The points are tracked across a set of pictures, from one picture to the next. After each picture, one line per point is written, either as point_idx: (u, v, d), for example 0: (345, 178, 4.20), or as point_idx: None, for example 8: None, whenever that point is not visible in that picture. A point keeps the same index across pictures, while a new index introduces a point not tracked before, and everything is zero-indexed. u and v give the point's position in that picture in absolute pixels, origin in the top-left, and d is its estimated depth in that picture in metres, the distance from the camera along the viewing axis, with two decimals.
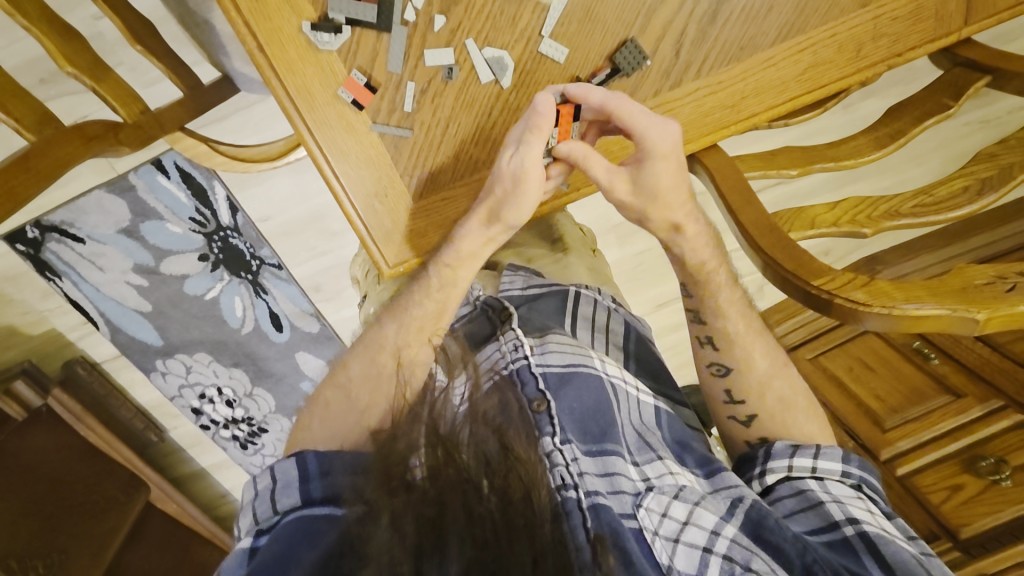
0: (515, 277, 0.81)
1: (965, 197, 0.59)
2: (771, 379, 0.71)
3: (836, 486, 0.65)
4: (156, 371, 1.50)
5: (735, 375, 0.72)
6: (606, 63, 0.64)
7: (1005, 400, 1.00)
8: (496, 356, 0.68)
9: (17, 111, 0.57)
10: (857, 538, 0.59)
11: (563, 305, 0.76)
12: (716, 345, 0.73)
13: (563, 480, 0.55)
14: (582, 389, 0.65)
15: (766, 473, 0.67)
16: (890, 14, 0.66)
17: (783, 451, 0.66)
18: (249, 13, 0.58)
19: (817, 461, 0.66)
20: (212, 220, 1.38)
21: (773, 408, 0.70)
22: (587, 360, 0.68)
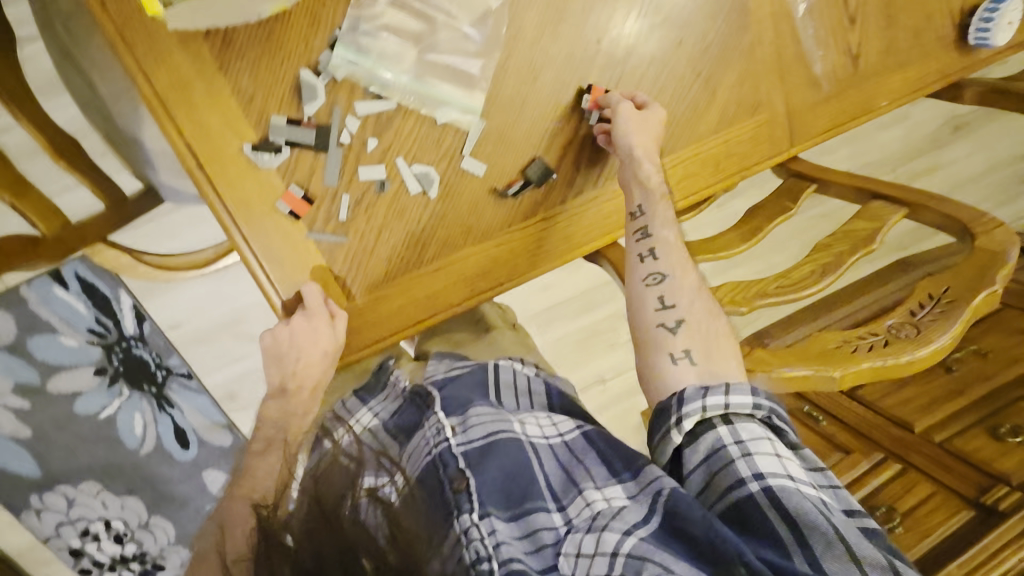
0: (439, 363, 0.87)
1: (812, 279, 0.73)
2: (697, 293, 0.73)
3: (745, 425, 0.65)
4: (29, 509, 1.31)
5: (670, 282, 0.73)
6: (519, 176, 0.74)
7: (885, 451, 1.16)
8: (422, 442, 0.76)
9: None
10: (763, 494, 0.60)
11: (486, 378, 0.83)
12: (656, 255, 0.74)
13: (478, 554, 0.61)
14: (505, 455, 0.72)
15: (683, 420, 0.65)
16: (738, 138, 0.82)
17: (696, 395, 0.66)
18: (192, 136, 0.62)
19: (728, 398, 0.65)
20: (113, 330, 1.33)
21: (699, 320, 0.71)
22: (507, 424, 0.76)
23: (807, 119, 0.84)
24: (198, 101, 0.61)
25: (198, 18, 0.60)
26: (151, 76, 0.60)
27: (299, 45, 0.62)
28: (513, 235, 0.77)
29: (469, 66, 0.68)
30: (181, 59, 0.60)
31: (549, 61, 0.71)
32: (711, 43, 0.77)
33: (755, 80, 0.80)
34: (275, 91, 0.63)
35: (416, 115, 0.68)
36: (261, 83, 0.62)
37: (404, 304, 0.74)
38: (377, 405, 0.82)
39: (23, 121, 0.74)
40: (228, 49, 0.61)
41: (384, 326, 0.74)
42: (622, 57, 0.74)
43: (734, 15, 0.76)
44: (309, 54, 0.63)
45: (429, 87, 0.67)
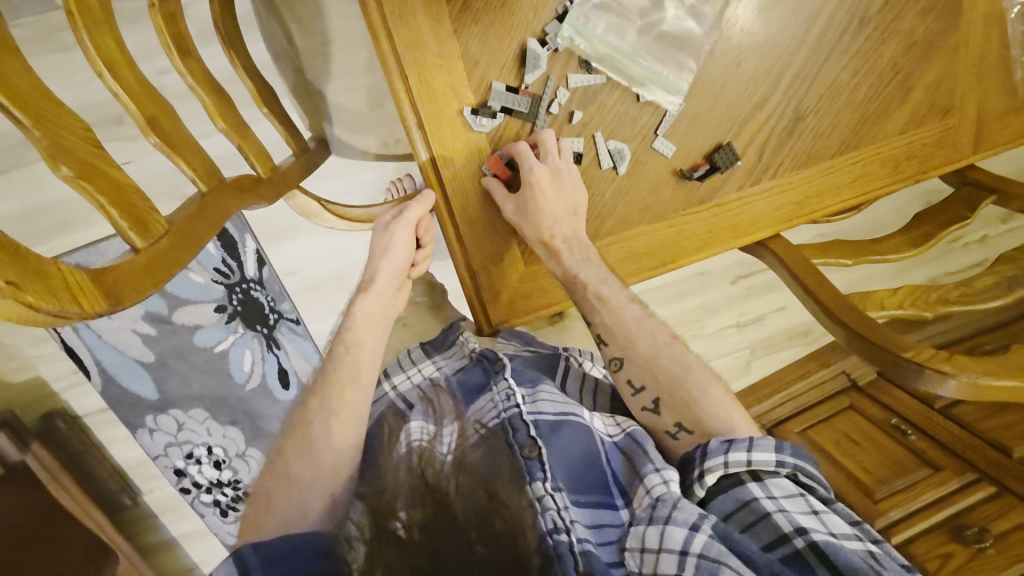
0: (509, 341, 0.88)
1: (995, 293, 0.72)
2: (657, 356, 0.75)
3: (776, 483, 0.67)
4: (143, 428, 1.41)
5: (628, 364, 0.76)
6: (704, 160, 0.75)
7: (978, 473, 1.17)
8: (491, 404, 0.78)
9: (195, 162, 0.61)
10: (809, 551, 0.61)
11: (553, 365, 0.87)
12: (605, 340, 0.78)
13: (554, 524, 0.60)
14: (570, 441, 0.72)
15: (705, 474, 0.67)
16: (921, 140, 0.81)
17: (719, 448, 0.67)
18: (418, 94, 0.65)
19: (751, 453, 0.66)
20: (236, 271, 1.40)
21: (669, 388, 0.74)
22: (576, 410, 0.76)
23: (993, 127, 0.82)
24: (430, 62, 0.64)
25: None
26: (394, 37, 0.62)
27: (529, 14, 0.64)
28: (687, 218, 0.78)
29: (680, 49, 0.68)
30: (423, 21, 0.63)
31: (756, 48, 0.71)
32: (918, 41, 0.74)
33: (951, 82, 0.78)
34: (499, 59, 0.65)
35: (621, 92, 0.69)
36: (488, 49, 0.65)
37: None
38: (440, 359, 0.88)
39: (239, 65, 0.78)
40: (465, 15, 0.63)
41: (553, 294, 0.78)
42: (827, 48, 0.73)
43: (948, 13, 0.74)
44: (536, 25, 0.65)
45: (641, 65, 0.68)
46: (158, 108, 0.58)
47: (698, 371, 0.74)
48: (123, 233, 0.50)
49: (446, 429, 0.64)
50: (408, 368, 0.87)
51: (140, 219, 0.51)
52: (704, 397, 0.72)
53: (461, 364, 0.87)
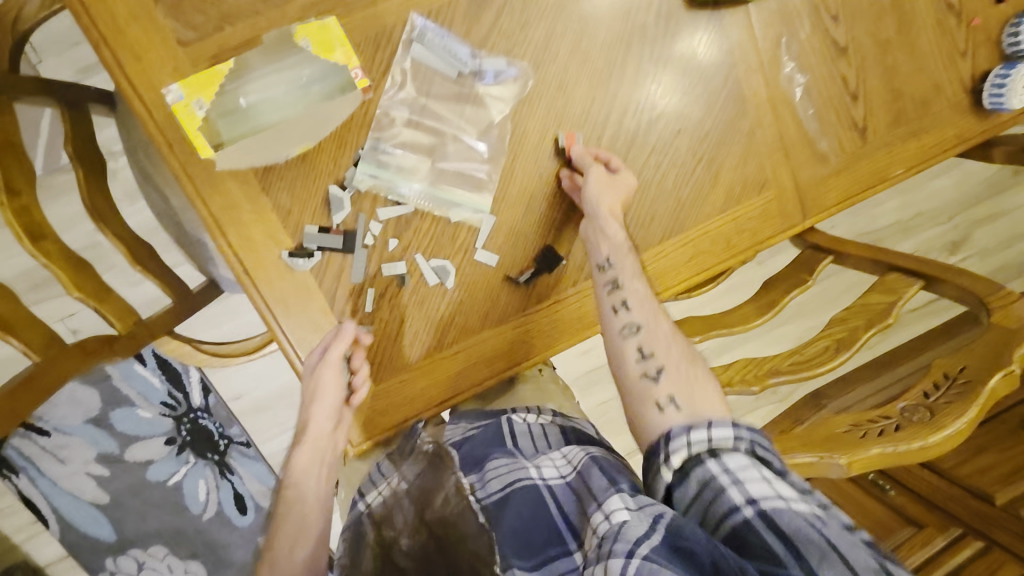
0: (457, 426, 0.87)
1: (827, 354, 0.72)
2: (698, 382, 0.69)
3: (732, 458, 0.62)
4: (104, 571, 1.44)
5: (674, 382, 0.69)
6: (530, 264, 0.80)
7: (963, 526, 1.08)
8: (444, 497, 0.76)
9: (27, 337, 0.67)
10: (756, 520, 0.56)
11: (500, 432, 0.83)
12: (639, 328, 0.72)
13: None
14: (521, 508, 0.73)
15: (672, 457, 0.63)
16: (745, 215, 0.84)
17: (680, 432, 0.64)
18: (239, 247, 0.71)
19: (711, 432, 0.63)
20: (183, 402, 1.45)
21: (700, 400, 0.67)
22: (523, 473, 0.77)
23: (817, 191, 0.86)
24: (246, 218, 0.71)
25: (242, 160, 0.68)
26: (208, 202, 0.70)
27: (329, 164, 0.71)
28: (528, 317, 0.81)
29: (477, 173, 0.75)
30: (232, 185, 0.70)
31: (550, 162, 0.77)
32: (709, 131, 0.80)
33: (757, 160, 0.82)
34: (309, 205, 0.72)
35: (431, 216, 0.75)
36: (297, 199, 0.72)
37: (426, 386, 0.80)
38: (405, 468, 0.81)
39: (110, 234, 0.87)
40: (269, 174, 0.70)
41: (407, 409, 0.80)
42: (623, 150, 0.79)
43: (731, 103, 0.80)
44: (337, 171, 0.72)
45: (443, 192, 0.74)
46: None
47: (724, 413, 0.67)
48: None
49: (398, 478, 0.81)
50: (380, 482, 0.81)
51: None
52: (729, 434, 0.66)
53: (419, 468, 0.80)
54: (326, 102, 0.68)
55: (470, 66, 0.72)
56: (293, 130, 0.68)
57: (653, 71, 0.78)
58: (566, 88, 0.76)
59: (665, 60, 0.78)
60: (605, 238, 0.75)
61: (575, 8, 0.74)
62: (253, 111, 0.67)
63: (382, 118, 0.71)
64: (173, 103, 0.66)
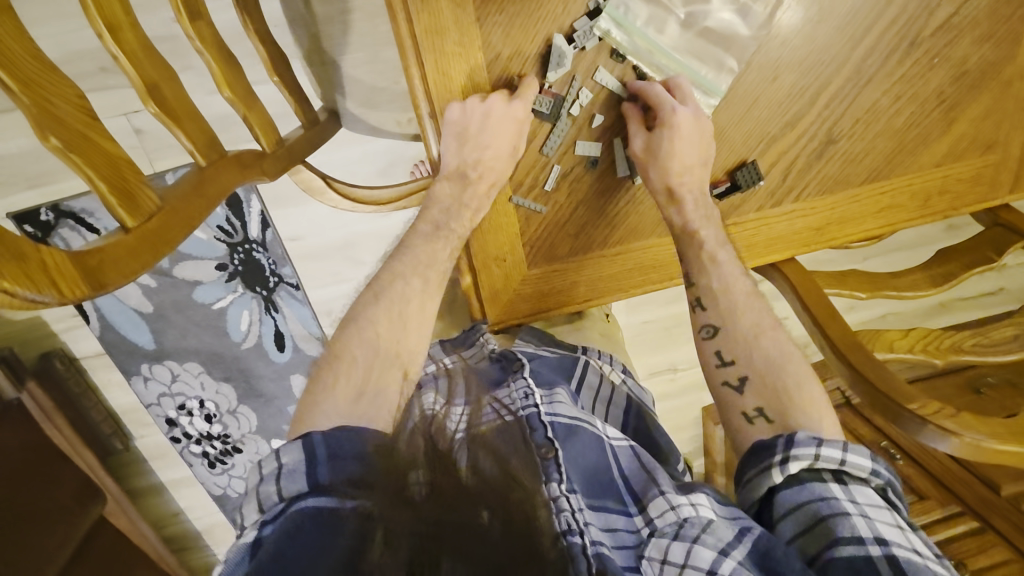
0: (529, 338, 0.83)
1: (1013, 345, 0.69)
2: (758, 339, 0.67)
3: (859, 488, 0.59)
4: (139, 375, 1.46)
5: (724, 334, 0.68)
6: (726, 177, 0.72)
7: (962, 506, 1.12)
8: (509, 399, 0.69)
9: (193, 133, 0.59)
10: (885, 560, 0.53)
11: (573, 370, 0.81)
12: (705, 305, 0.70)
13: (568, 524, 0.51)
14: (583, 451, 0.67)
15: (789, 461, 0.58)
16: (955, 176, 0.77)
17: (808, 440, 0.58)
18: (434, 84, 0.62)
19: (845, 453, 0.58)
20: (240, 230, 1.37)
21: (763, 369, 0.65)
22: (591, 422, 0.70)
23: None
24: (450, 50, 0.60)
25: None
26: (413, 20, 0.59)
27: (557, 6, 0.60)
28: None
29: (720, 47, 0.64)
30: (444, 5, 0.58)
31: (790, 64, 0.67)
32: (969, 69, 0.70)
33: (1000, 116, 0.73)
34: (523, 51, 0.62)
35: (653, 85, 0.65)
36: (511, 40, 0.61)
37: (578, 282, 0.76)
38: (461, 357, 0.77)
39: (251, 28, 0.75)
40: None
41: (554, 299, 0.77)
42: (871, 70, 0.68)
43: (1004, 44, 0.69)
44: (564, 18, 0.61)
45: (677, 59, 0.63)
46: (160, 75, 0.56)
47: (800, 363, 0.65)
48: (110, 208, 0.48)
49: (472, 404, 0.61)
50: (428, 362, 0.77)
51: (129, 193, 0.49)
52: (804, 391, 0.63)
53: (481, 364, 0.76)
54: None
55: None
56: None
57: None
58: None
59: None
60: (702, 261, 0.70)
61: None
62: None
63: None
64: None
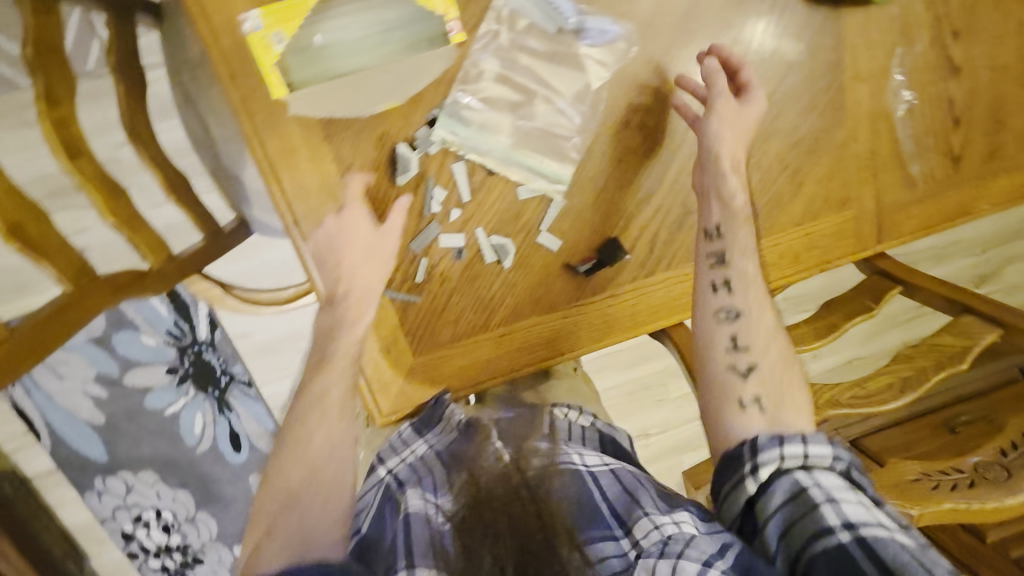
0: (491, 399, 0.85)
1: (890, 394, 0.69)
2: (771, 328, 0.71)
3: (824, 474, 0.62)
4: (93, 489, 1.45)
5: (744, 318, 0.70)
6: (592, 254, 0.75)
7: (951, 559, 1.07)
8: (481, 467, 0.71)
9: (61, 265, 0.63)
10: (854, 544, 0.56)
11: (535, 420, 0.84)
12: (730, 286, 0.70)
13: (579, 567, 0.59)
14: (567, 485, 0.70)
15: (758, 467, 0.63)
16: (820, 231, 0.80)
17: (769, 444, 0.64)
18: (293, 198, 0.66)
19: (807, 446, 0.64)
20: (188, 334, 1.39)
21: (772, 365, 0.69)
22: (569, 457, 0.74)
23: (896, 218, 0.81)
24: (303, 165, 0.65)
25: (318, 106, 0.64)
26: (265, 144, 0.64)
27: (399, 120, 0.66)
28: (579, 310, 0.77)
29: (562, 142, 0.69)
30: (293, 129, 0.64)
31: (633, 149, 0.72)
32: (802, 137, 0.75)
33: (844, 175, 0.77)
34: (371, 161, 0.66)
35: (502, 181, 0.69)
36: (360, 152, 0.66)
37: (466, 364, 0.77)
38: (433, 436, 0.78)
39: (144, 157, 0.81)
40: (335, 122, 0.65)
41: (444, 383, 0.77)
42: None
43: (830, 112, 0.74)
44: (406, 128, 0.66)
45: (522, 157, 0.68)
46: (26, 216, 0.59)
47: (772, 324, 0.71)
48: None
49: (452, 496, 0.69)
50: (402, 449, 0.79)
51: None
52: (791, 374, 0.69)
53: (451, 438, 0.78)
54: (412, 56, 0.64)
55: (571, 22, 0.66)
56: (375, 80, 0.64)
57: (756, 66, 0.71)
58: (662, 71, 0.70)
59: (767, 48, 0.71)
60: (722, 203, 0.70)
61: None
62: (335, 53, 0.63)
63: (471, 69, 0.66)
64: (251, 33, 0.61)
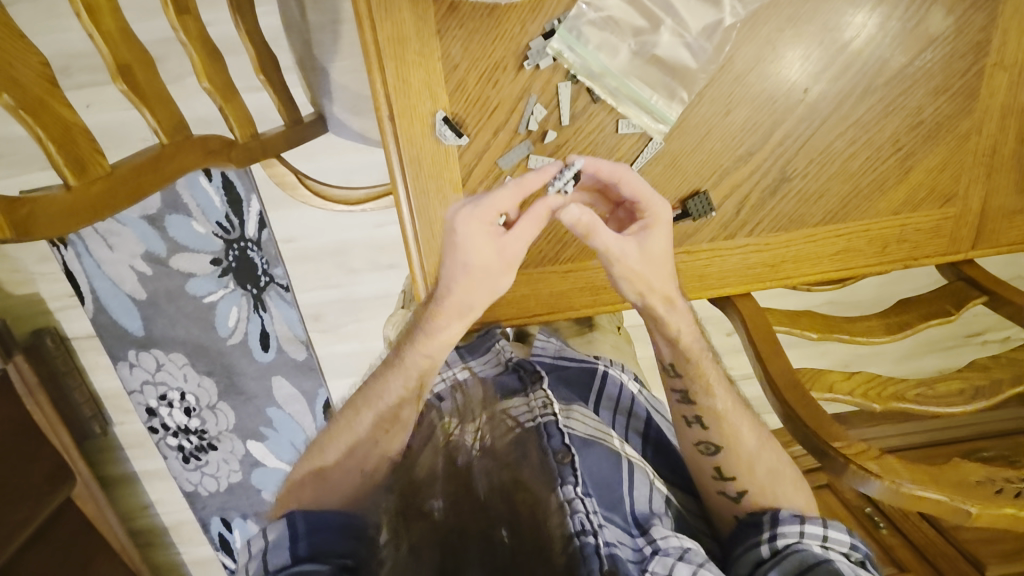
0: (548, 342, 0.96)
1: (960, 398, 0.67)
2: (758, 453, 0.78)
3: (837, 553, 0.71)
4: (125, 361, 1.48)
5: (724, 454, 0.77)
6: (677, 204, 0.73)
7: None
8: (525, 408, 0.78)
9: (160, 115, 0.63)
10: None
11: (591, 382, 0.91)
12: (705, 424, 0.78)
13: (582, 525, 0.62)
14: (597, 462, 0.77)
15: (777, 536, 0.72)
16: (914, 225, 0.76)
17: (791, 519, 0.73)
18: (394, 90, 0.65)
19: (804, 526, 0.72)
20: (237, 229, 1.39)
21: (754, 474, 0.77)
22: (606, 437, 0.81)
23: (997, 225, 0.77)
24: (409, 58, 0.64)
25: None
26: (376, 27, 0.62)
27: (515, 26, 0.63)
28: None
29: (676, 79, 0.65)
30: (407, 17, 0.62)
31: (744, 100, 0.68)
32: (923, 120, 0.71)
33: (956, 170, 0.73)
34: (480, 65, 0.64)
35: (605, 110, 0.67)
36: (469, 54, 0.64)
37: (527, 294, 0.76)
38: (475, 362, 0.88)
39: (241, 29, 0.79)
40: (451, 17, 0.62)
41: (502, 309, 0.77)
42: (824, 112, 0.70)
43: (961, 98, 0.70)
44: (521, 37, 0.64)
45: (632, 87, 0.65)
46: (135, 59, 0.59)
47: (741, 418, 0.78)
48: (56, 166, 0.51)
49: (479, 428, 0.71)
50: (447, 370, 0.87)
51: (78, 158, 0.52)
52: (785, 479, 0.78)
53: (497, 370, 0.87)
54: None
55: None
56: None
57: (894, 33, 0.67)
58: (795, 21, 0.65)
59: (913, 15, 0.66)
60: (671, 345, 0.77)
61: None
62: None
63: None
64: None
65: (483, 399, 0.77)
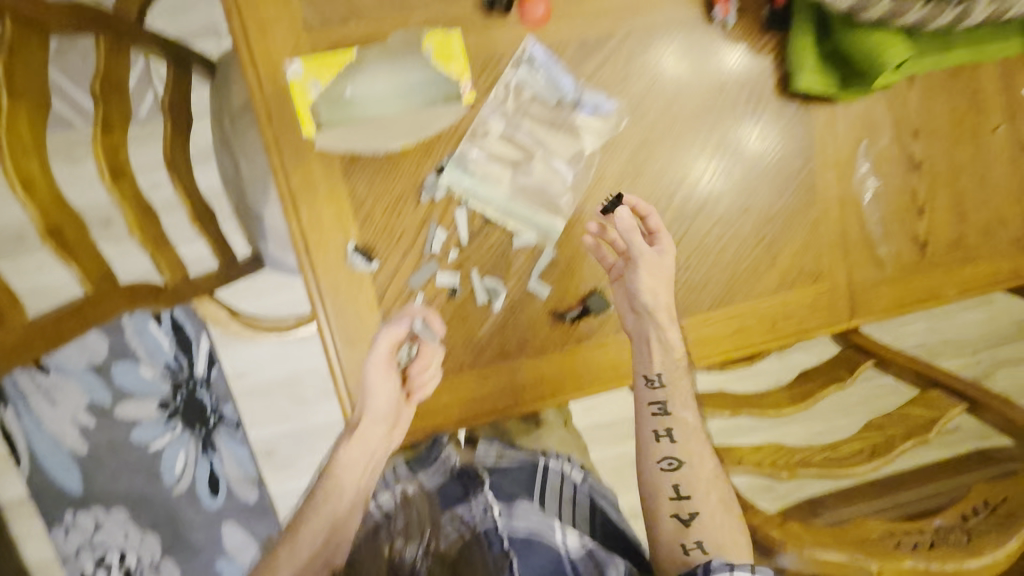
0: (490, 447, 0.94)
1: (863, 457, 0.71)
2: (715, 482, 0.75)
3: None
4: (61, 524, 1.39)
5: (686, 470, 0.75)
6: (579, 303, 0.80)
7: None
8: (469, 513, 0.79)
9: (88, 268, 0.69)
10: None
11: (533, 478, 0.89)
12: (673, 437, 0.77)
13: None
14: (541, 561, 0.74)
15: None
16: (795, 302, 0.85)
17: (722, 567, 0.67)
18: (308, 227, 0.73)
19: (734, 571, 0.66)
20: (186, 368, 1.39)
21: (711, 505, 0.74)
22: (549, 530, 0.77)
23: (867, 295, 0.86)
24: (320, 199, 0.72)
25: (340, 144, 0.71)
26: (289, 176, 0.71)
27: (411, 166, 0.73)
28: (563, 357, 0.81)
29: (555, 197, 0.76)
30: (316, 166, 0.72)
31: None
32: (773, 214, 0.82)
33: (816, 251, 0.83)
34: (384, 200, 0.74)
35: (499, 228, 0.76)
36: (373, 192, 0.73)
37: (450, 401, 0.79)
38: (424, 475, 0.87)
39: (179, 188, 0.89)
40: (354, 163, 0.72)
41: (428, 418, 0.79)
42: (691, 212, 0.80)
43: (802, 192, 0.82)
44: (417, 174, 0.74)
45: (519, 207, 0.75)
46: (67, 222, 0.67)
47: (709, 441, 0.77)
48: None
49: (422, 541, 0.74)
50: (393, 486, 0.86)
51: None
52: (736, 527, 0.73)
53: (443, 481, 0.86)
54: (432, 111, 0.71)
55: (570, 95, 0.74)
56: (399, 124, 0.71)
57: (732, 145, 0.79)
58: (650, 142, 0.78)
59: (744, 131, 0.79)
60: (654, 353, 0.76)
61: (665, 65, 0.76)
62: (360, 100, 0.70)
63: (479, 127, 0.73)
64: (292, 80, 0.69)
65: (428, 514, 0.79)
